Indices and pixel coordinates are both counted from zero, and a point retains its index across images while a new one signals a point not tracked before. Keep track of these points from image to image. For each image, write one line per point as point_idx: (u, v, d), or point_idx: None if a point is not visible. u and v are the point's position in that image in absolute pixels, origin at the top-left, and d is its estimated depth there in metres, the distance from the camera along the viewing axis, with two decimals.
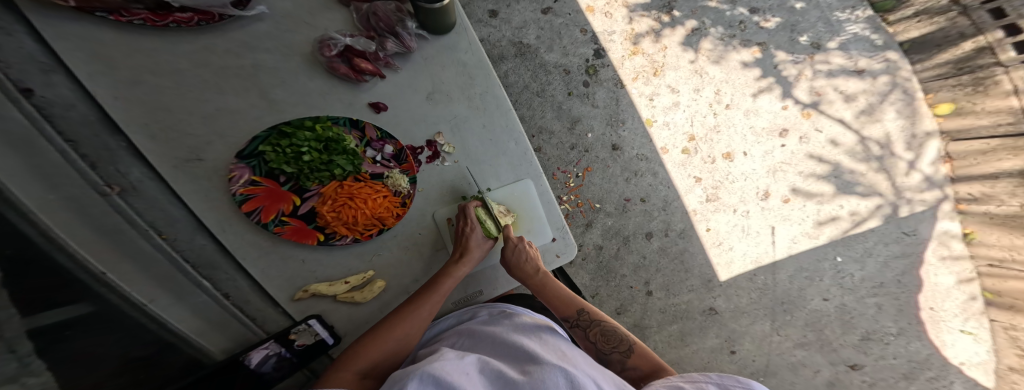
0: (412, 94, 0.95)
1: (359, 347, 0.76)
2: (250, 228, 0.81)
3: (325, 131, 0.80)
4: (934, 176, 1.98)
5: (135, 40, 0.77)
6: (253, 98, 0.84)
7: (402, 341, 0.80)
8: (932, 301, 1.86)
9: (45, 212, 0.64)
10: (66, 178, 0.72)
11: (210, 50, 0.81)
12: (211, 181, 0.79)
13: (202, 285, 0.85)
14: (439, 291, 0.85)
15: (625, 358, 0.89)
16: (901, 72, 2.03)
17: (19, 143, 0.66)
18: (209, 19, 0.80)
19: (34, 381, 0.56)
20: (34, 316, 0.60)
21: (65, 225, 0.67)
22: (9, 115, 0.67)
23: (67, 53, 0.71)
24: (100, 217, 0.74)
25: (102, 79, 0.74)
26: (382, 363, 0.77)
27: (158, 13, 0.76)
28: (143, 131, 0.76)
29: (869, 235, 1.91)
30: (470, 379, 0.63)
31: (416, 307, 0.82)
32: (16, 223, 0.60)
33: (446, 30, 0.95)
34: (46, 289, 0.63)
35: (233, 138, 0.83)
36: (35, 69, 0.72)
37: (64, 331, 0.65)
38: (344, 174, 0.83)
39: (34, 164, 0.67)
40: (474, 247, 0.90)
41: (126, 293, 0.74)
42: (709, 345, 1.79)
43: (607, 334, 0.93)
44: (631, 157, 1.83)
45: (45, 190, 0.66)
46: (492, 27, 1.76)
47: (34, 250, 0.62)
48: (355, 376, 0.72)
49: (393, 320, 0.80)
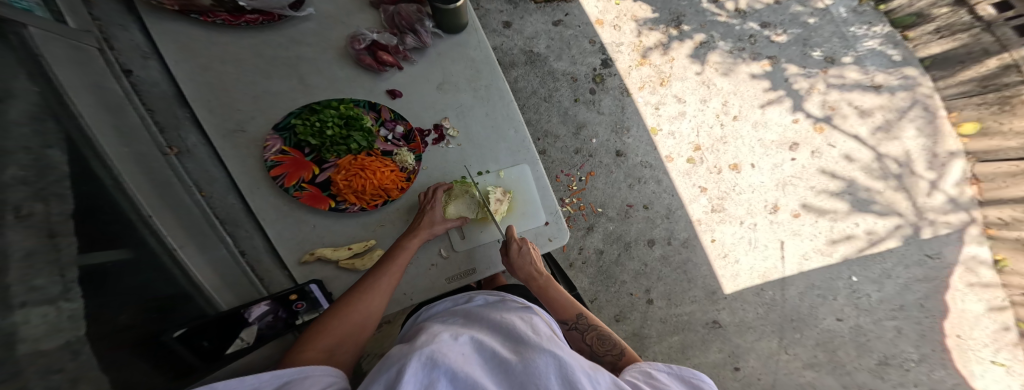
0: (424, 84, 1.06)
1: (323, 324, 0.72)
2: (274, 193, 0.90)
3: (347, 110, 0.92)
4: (959, 198, 1.90)
5: (208, 33, 0.93)
6: (293, 83, 0.97)
7: (371, 314, 0.77)
8: (959, 328, 1.75)
9: (118, 161, 0.75)
10: (139, 137, 0.85)
11: (265, 44, 0.97)
12: (249, 150, 0.91)
13: (225, 239, 0.92)
14: (397, 263, 0.85)
15: (617, 360, 0.85)
16: (920, 89, 2.01)
17: (112, 106, 0.80)
18: (272, 19, 0.97)
19: (70, 308, 0.55)
20: (90, 251, 0.63)
21: (130, 173, 0.77)
22: (111, 88, 0.83)
23: (162, 42, 0.89)
24: (158, 170, 0.85)
25: (184, 63, 0.90)
26: (353, 336, 0.74)
27: (234, 14, 0.94)
28: (203, 104, 0.90)
29: (889, 256, 1.83)
30: (468, 360, 0.53)
31: (372, 278, 0.81)
32: (96, 166, 0.70)
33: (458, 30, 1.07)
34: (99, 224, 0.66)
35: (272, 115, 0.94)
36: (138, 56, 0.91)
37: (113, 267, 0.66)
38: (359, 149, 0.92)
39: (118, 124, 0.80)
40: (430, 224, 0.92)
41: (163, 237, 0.79)
42: (711, 359, 1.71)
43: (603, 338, 0.90)
44: (635, 163, 1.87)
45: (122, 144, 0.78)
46: (504, 36, 1.89)
47: (102, 187, 0.70)
48: (323, 353, 0.68)
49: (355, 294, 0.78)
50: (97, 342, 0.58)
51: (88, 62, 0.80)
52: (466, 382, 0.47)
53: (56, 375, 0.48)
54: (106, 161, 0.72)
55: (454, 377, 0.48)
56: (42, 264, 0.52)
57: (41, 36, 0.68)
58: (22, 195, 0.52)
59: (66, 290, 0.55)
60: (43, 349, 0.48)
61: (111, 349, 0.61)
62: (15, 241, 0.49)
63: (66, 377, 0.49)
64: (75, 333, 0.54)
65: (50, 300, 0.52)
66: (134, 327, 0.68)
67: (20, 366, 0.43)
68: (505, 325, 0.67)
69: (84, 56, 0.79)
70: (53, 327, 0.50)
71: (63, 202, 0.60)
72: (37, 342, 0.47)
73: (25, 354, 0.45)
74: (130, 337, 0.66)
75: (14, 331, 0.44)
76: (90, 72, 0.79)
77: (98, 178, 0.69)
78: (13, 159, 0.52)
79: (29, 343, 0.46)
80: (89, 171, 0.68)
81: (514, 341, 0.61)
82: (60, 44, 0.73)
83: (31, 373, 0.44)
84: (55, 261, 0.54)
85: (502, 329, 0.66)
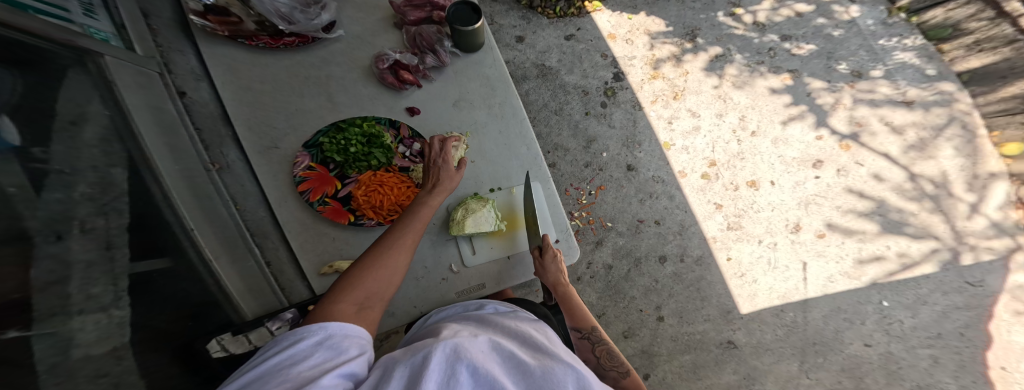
0: (442, 101, 1.09)
1: (350, 279, 0.65)
2: (300, 206, 0.94)
3: (369, 128, 0.97)
4: (1004, 222, 1.78)
5: (254, 58, 1.03)
6: (322, 101, 1.03)
7: (400, 270, 0.71)
8: (1004, 360, 1.63)
9: (166, 177, 0.81)
10: (186, 153, 0.91)
11: (300, 64, 1.05)
12: (280, 165, 0.96)
13: (253, 251, 0.94)
14: (417, 216, 0.79)
15: (622, 377, 0.82)
16: (958, 105, 1.91)
17: (165, 125, 0.89)
18: (306, 40, 1.05)
19: (123, 315, 0.60)
20: (136, 262, 0.67)
21: (176, 188, 0.83)
22: (166, 108, 0.92)
23: (214, 67, 1.00)
24: (201, 186, 0.91)
25: (230, 84, 1.00)
26: (382, 292, 0.67)
27: (275, 38, 1.04)
28: (244, 122, 0.97)
29: (924, 282, 1.73)
30: (488, 358, 0.52)
31: (400, 232, 0.75)
32: (150, 183, 0.77)
33: (475, 48, 1.11)
34: (145, 238, 0.70)
35: (303, 133, 1.00)
36: (191, 79, 1.01)
37: (159, 273, 0.71)
38: (379, 165, 0.96)
39: (170, 142, 0.88)
40: (448, 176, 0.88)
41: (201, 249, 0.82)
42: (725, 381, 1.64)
43: (610, 354, 0.89)
44: (647, 178, 1.85)
45: (172, 162, 0.85)
46: (517, 50, 1.95)
47: (153, 202, 0.76)
48: (354, 308, 0.62)
49: (383, 246, 0.71)
50: (136, 349, 0.61)
51: (148, 85, 0.90)
52: (486, 379, 0.47)
53: (101, 379, 0.52)
54: (158, 178, 0.79)
55: (474, 372, 0.48)
56: (98, 276, 0.58)
57: (113, 63, 0.81)
58: (85, 211, 0.60)
59: (117, 298, 0.60)
60: (93, 354, 0.52)
61: (146, 354, 0.64)
62: (77, 252, 0.56)
63: (109, 381, 0.53)
64: (119, 338, 0.58)
65: (102, 308, 0.57)
66: (169, 332, 0.70)
67: (71, 371, 0.48)
68: (520, 331, 0.66)
69: (146, 80, 0.90)
70: (103, 333, 0.55)
71: (118, 217, 0.66)
72: (88, 347, 0.52)
73: (76, 359, 0.49)
74: (164, 342, 0.69)
75: (71, 336, 0.50)
76: (150, 96, 0.89)
77: (149, 193, 0.75)
78: (82, 178, 0.62)
79: (81, 348, 0.51)
80: (141, 187, 0.74)
81: (531, 346, 0.60)
82: (127, 70, 0.85)
83: (81, 377, 0.48)
84: (110, 271, 0.60)
85: (517, 335, 0.65)
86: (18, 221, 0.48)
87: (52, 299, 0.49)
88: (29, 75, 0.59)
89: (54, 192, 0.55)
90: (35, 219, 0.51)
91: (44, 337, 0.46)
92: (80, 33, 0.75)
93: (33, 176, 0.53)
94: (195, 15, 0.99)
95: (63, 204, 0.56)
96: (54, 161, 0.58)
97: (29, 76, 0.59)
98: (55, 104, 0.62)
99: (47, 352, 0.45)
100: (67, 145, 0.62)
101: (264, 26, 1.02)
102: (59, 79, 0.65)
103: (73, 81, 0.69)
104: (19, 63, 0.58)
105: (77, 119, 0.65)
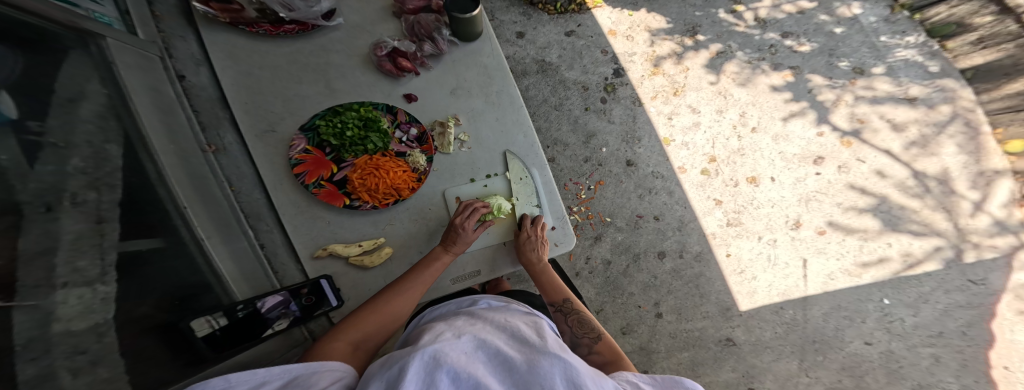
0: (438, 89, 1.09)
1: (352, 321, 0.77)
2: (295, 190, 0.94)
3: (366, 113, 0.97)
4: (1007, 220, 1.76)
5: (255, 44, 1.04)
6: (320, 87, 1.04)
7: (397, 319, 0.81)
8: (1007, 358, 1.61)
9: (162, 156, 0.81)
10: (183, 135, 0.91)
11: (299, 51, 1.06)
12: (277, 149, 0.96)
13: (247, 232, 0.94)
14: (429, 273, 0.87)
15: (594, 342, 0.88)
16: (961, 102, 1.90)
17: (162, 106, 0.90)
18: (305, 28, 1.06)
19: (107, 291, 0.61)
20: (124, 242, 0.67)
21: (172, 167, 0.83)
22: (164, 90, 0.93)
23: (213, 52, 1.01)
24: (196, 166, 0.91)
25: (229, 69, 1.00)
26: (376, 334, 0.79)
27: (275, 25, 1.05)
28: (242, 106, 0.98)
29: (927, 279, 1.71)
30: (471, 359, 0.51)
31: (406, 286, 0.84)
32: (143, 160, 0.77)
33: (473, 38, 1.11)
34: (135, 220, 0.70)
35: (300, 118, 1.00)
36: (191, 64, 1.02)
37: (149, 253, 0.71)
38: (375, 149, 0.96)
39: (167, 123, 0.88)
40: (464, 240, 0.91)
41: (193, 228, 0.82)
42: (724, 378, 1.63)
43: (583, 321, 0.94)
44: (646, 174, 1.84)
45: (168, 142, 0.85)
46: (517, 46, 1.96)
47: (145, 179, 0.76)
48: (349, 348, 0.74)
49: (386, 296, 0.82)
50: (122, 331, 0.61)
51: (148, 68, 0.91)
52: (468, 383, 0.46)
53: (79, 356, 0.52)
54: (153, 156, 0.79)
55: (455, 377, 0.47)
56: (87, 249, 0.58)
57: (116, 46, 0.82)
58: (77, 184, 0.60)
59: (103, 273, 0.61)
60: (73, 330, 0.52)
61: (133, 336, 0.63)
62: (66, 224, 0.56)
63: (87, 359, 0.53)
64: (103, 315, 0.59)
65: (88, 282, 0.57)
66: (158, 315, 0.70)
67: (48, 346, 0.48)
68: (509, 323, 0.64)
69: (147, 63, 0.91)
70: (86, 308, 0.56)
71: (110, 193, 0.67)
72: (68, 322, 0.52)
73: (56, 333, 0.49)
74: (153, 324, 0.68)
75: (52, 310, 0.50)
76: (149, 78, 0.90)
77: (142, 170, 0.76)
78: (75, 152, 0.62)
79: (62, 323, 0.51)
80: (135, 163, 0.75)
81: (518, 339, 0.59)
82: (129, 52, 0.86)
83: (57, 353, 0.49)
84: (98, 245, 0.61)
85: (506, 326, 0.64)
86: (10, 194, 0.49)
87: (38, 271, 0.49)
88: (25, 53, 0.59)
89: (48, 164, 0.56)
90: (27, 192, 0.51)
91: (26, 309, 0.46)
92: (83, 15, 0.76)
93: (27, 148, 0.53)
94: (197, 2, 1.00)
95: (55, 174, 0.57)
96: (50, 134, 0.58)
97: (26, 54, 0.59)
98: (54, 81, 0.63)
99: (26, 325, 0.45)
100: (63, 118, 0.62)
101: (265, 12, 1.03)
102: (59, 59, 0.66)
103: (73, 60, 0.70)
104: (19, 42, 0.58)
105: (75, 96, 0.66)
